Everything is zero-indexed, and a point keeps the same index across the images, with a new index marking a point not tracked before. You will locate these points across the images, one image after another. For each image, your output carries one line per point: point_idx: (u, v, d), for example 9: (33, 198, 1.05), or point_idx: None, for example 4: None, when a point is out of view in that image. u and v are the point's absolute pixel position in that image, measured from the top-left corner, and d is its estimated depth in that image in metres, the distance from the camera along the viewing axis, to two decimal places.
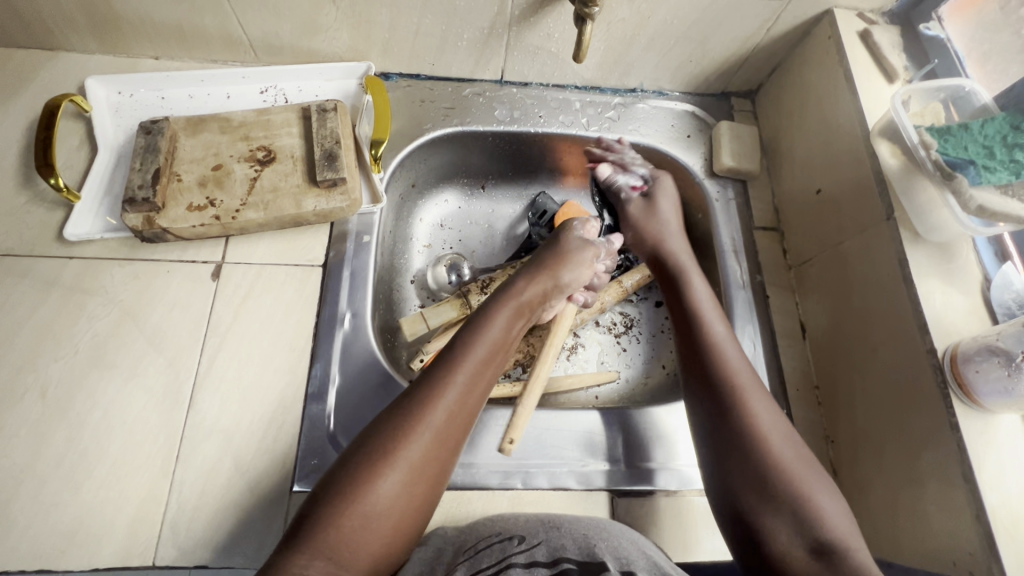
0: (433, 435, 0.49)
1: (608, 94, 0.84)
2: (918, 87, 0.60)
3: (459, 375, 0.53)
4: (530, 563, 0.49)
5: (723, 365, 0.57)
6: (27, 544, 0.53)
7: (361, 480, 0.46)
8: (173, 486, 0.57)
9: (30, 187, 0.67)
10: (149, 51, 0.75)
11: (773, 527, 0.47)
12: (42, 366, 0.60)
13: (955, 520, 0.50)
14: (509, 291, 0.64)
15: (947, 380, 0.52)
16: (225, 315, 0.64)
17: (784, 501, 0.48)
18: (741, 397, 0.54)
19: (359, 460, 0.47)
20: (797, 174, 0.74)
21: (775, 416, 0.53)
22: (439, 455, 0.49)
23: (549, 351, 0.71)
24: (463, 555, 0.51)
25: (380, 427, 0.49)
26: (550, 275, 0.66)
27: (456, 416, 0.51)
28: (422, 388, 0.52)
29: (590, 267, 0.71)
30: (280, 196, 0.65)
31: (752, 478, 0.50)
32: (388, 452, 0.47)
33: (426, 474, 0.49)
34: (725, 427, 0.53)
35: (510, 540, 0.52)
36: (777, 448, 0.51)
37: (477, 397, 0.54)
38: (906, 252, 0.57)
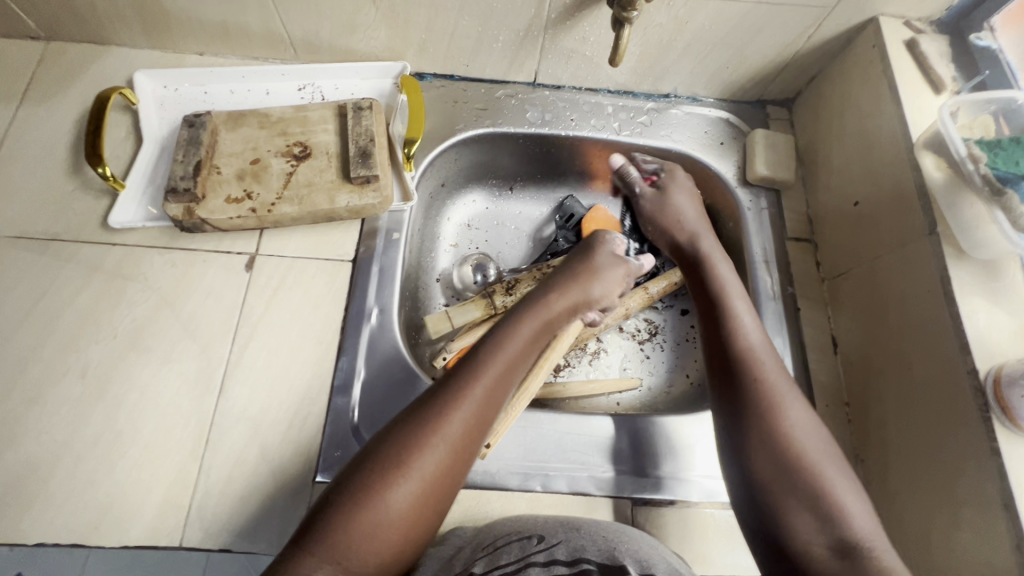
0: (449, 445, 0.50)
1: (641, 99, 0.83)
2: (967, 99, 0.58)
3: (479, 387, 0.54)
4: (550, 562, 0.49)
5: (752, 360, 0.59)
6: (63, 518, 0.55)
7: (373, 484, 0.47)
8: (202, 470, 0.58)
9: (78, 176, 0.70)
10: (193, 46, 0.78)
11: (799, 526, 0.50)
12: (83, 348, 0.62)
13: (993, 549, 0.48)
14: (538, 303, 0.64)
15: (989, 403, 0.50)
16: (257, 305, 0.66)
17: (807, 498, 0.50)
18: (771, 396, 0.56)
19: (372, 466, 0.48)
20: (834, 185, 0.73)
21: (805, 417, 0.55)
22: (452, 466, 0.50)
23: (543, 366, 0.68)
24: (482, 551, 0.52)
25: (393, 438, 0.50)
26: (577, 291, 0.67)
27: (471, 429, 0.52)
28: (441, 396, 0.53)
29: (621, 285, 0.71)
30: (314, 191, 0.66)
31: (778, 473, 0.52)
32: (401, 461, 0.48)
33: (437, 485, 0.49)
34: (754, 425, 0.55)
35: (529, 539, 0.53)
36: (805, 445, 0.53)
37: (496, 408, 0.55)
38: (948, 268, 0.55)
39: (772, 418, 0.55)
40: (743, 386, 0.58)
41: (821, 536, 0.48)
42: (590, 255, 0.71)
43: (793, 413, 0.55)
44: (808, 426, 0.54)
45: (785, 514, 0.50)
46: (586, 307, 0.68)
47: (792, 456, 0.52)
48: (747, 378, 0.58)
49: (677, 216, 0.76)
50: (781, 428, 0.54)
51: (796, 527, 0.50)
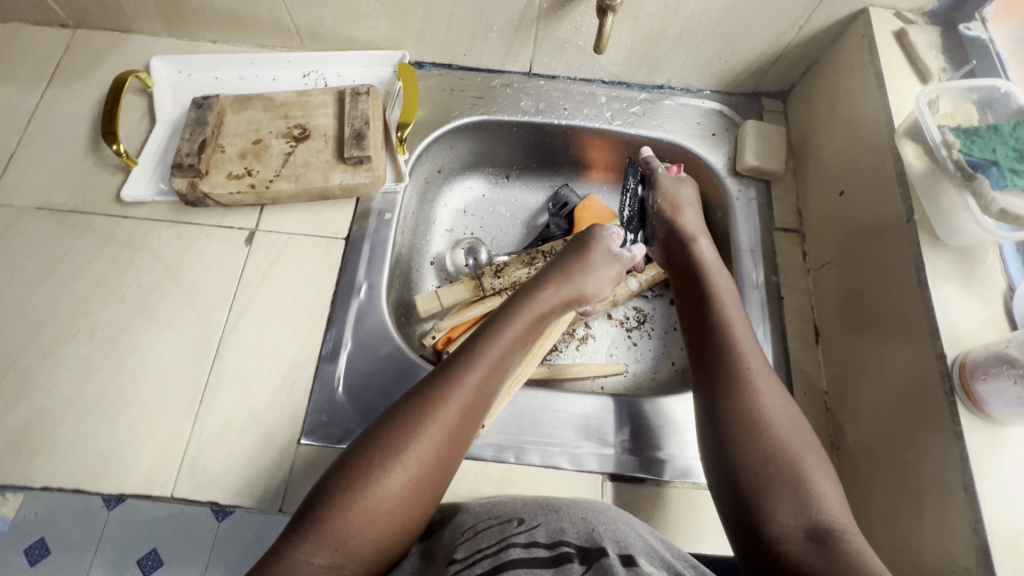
0: (444, 434, 0.52)
1: (635, 90, 0.84)
2: (948, 86, 0.58)
3: (471, 378, 0.56)
4: (530, 543, 0.51)
5: (737, 351, 0.59)
6: (68, 466, 0.60)
7: (370, 471, 0.49)
8: (194, 428, 0.62)
9: (96, 153, 0.75)
10: (207, 35, 0.82)
11: (776, 510, 0.50)
12: (93, 311, 0.67)
13: (952, 532, 0.48)
14: (529, 296, 0.66)
15: (954, 386, 0.50)
16: (254, 277, 0.70)
17: (788, 483, 0.50)
18: (750, 385, 0.57)
19: (368, 454, 0.50)
20: (822, 175, 0.73)
21: (784, 408, 0.55)
22: (447, 455, 0.53)
23: (531, 358, 0.71)
24: (463, 535, 0.54)
25: (387, 428, 0.52)
26: (575, 283, 0.68)
27: (463, 418, 0.54)
28: (435, 385, 0.55)
29: (615, 277, 0.72)
30: (310, 170, 0.69)
31: (759, 458, 0.52)
32: (398, 448, 0.50)
33: (433, 472, 0.51)
34: (734, 412, 0.55)
35: (509, 521, 0.54)
36: (783, 433, 0.53)
37: (489, 399, 0.57)
38: (922, 255, 0.55)
39: (750, 404, 0.55)
40: (725, 373, 0.58)
41: (797, 520, 0.49)
42: (591, 244, 0.72)
43: (770, 402, 0.56)
44: (787, 417, 0.55)
45: (763, 499, 0.50)
46: (584, 298, 0.70)
47: (769, 443, 0.53)
48: (730, 368, 0.58)
49: (676, 211, 0.75)
50: (761, 414, 0.55)
51: (773, 513, 0.49)
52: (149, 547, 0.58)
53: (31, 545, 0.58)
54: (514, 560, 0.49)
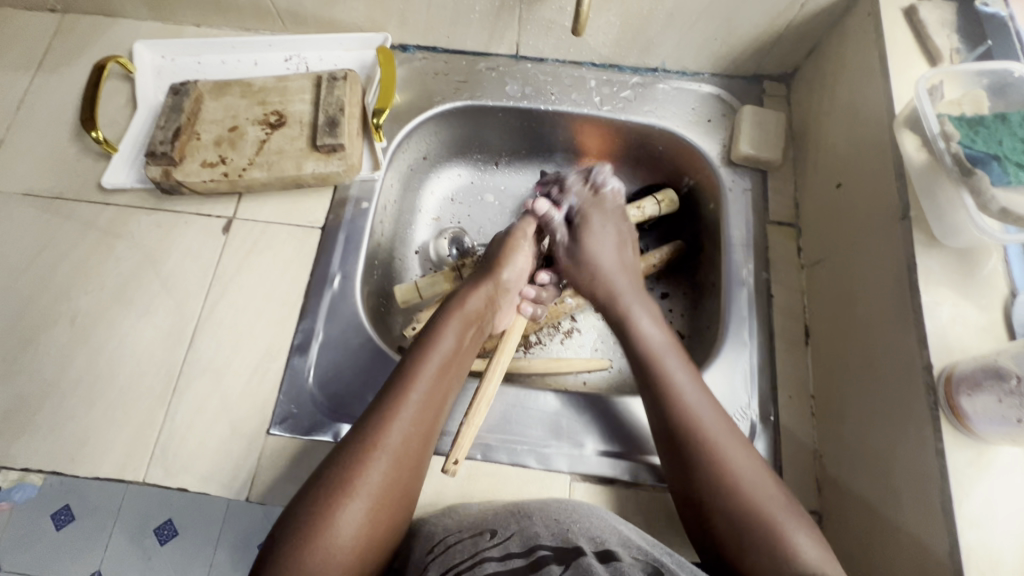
0: (390, 459, 0.53)
1: (626, 73, 0.80)
2: (953, 71, 0.53)
3: (411, 394, 0.56)
4: (505, 556, 0.50)
5: (683, 412, 0.55)
6: (47, 449, 0.61)
7: (320, 511, 0.49)
8: (167, 415, 0.63)
9: (81, 139, 0.75)
10: (191, 18, 0.81)
11: (760, 573, 0.48)
12: (74, 297, 0.68)
13: (927, 554, 0.45)
14: (456, 301, 0.66)
15: (939, 402, 0.46)
16: (230, 266, 0.70)
17: (761, 546, 0.49)
18: (698, 431, 0.54)
19: (318, 492, 0.50)
20: (821, 166, 0.68)
21: (735, 448, 0.54)
22: (398, 478, 0.53)
23: (496, 366, 0.66)
24: (434, 551, 0.52)
25: (337, 460, 0.52)
26: (494, 284, 0.67)
27: (410, 435, 0.55)
28: (372, 413, 0.55)
29: (530, 259, 0.72)
30: (284, 158, 0.68)
31: (733, 522, 0.50)
32: (345, 482, 0.51)
33: (387, 497, 0.52)
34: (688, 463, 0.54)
35: (482, 534, 0.53)
36: (740, 475, 0.52)
37: (432, 413, 0.57)
38: (916, 256, 0.51)
39: (703, 451, 0.53)
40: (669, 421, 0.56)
41: (772, 564, 0.48)
42: (499, 242, 0.72)
43: (724, 444, 0.54)
44: (747, 469, 0.52)
45: (737, 544, 0.49)
46: (503, 294, 0.68)
47: (727, 491, 0.51)
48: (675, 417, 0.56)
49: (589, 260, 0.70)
50: (722, 476, 0.52)
51: (748, 559, 0.49)
52: (167, 516, 0.60)
53: (56, 511, 0.60)
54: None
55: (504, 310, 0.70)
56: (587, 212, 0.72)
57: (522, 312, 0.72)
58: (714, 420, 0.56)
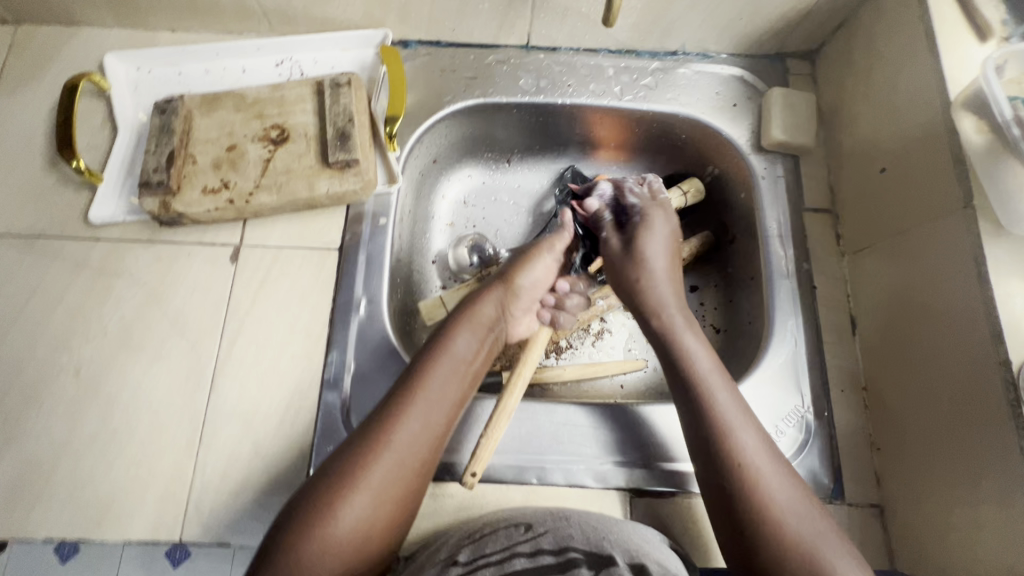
0: (396, 460, 0.49)
1: (645, 59, 0.76)
2: (1017, 48, 0.51)
3: (422, 394, 0.52)
4: (536, 552, 0.48)
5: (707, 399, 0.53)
6: (68, 515, 0.57)
7: (320, 505, 0.46)
8: (197, 466, 0.58)
9: (57, 169, 0.68)
10: (164, 23, 0.73)
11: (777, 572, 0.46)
12: (75, 346, 0.62)
13: (1014, 551, 0.45)
14: (468, 304, 0.61)
15: (1021, 395, 0.46)
16: (244, 299, 0.64)
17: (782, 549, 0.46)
18: (731, 435, 0.51)
19: (319, 487, 0.47)
20: (858, 149, 0.66)
21: (774, 467, 0.50)
22: (401, 478, 0.49)
23: (517, 380, 0.62)
24: (467, 539, 0.51)
25: (339, 456, 0.49)
26: (506, 288, 0.62)
27: (418, 439, 0.50)
28: (380, 412, 0.51)
29: (553, 268, 0.67)
30: (293, 178, 0.63)
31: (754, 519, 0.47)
32: (348, 479, 0.47)
33: (390, 497, 0.48)
34: (722, 475, 0.50)
35: (516, 527, 0.51)
36: (777, 492, 0.48)
37: (443, 415, 0.53)
38: (983, 247, 0.50)
39: (738, 462, 0.49)
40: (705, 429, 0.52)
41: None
42: (524, 249, 0.67)
43: (756, 452, 0.50)
44: (770, 466, 0.50)
45: (766, 558, 0.46)
46: (517, 297, 0.63)
47: (764, 504, 0.47)
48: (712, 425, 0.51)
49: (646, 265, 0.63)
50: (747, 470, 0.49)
51: (777, 572, 0.45)
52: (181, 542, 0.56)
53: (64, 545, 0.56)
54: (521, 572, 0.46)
55: (518, 319, 0.64)
56: (639, 229, 0.65)
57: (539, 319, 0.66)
58: (751, 428, 0.52)
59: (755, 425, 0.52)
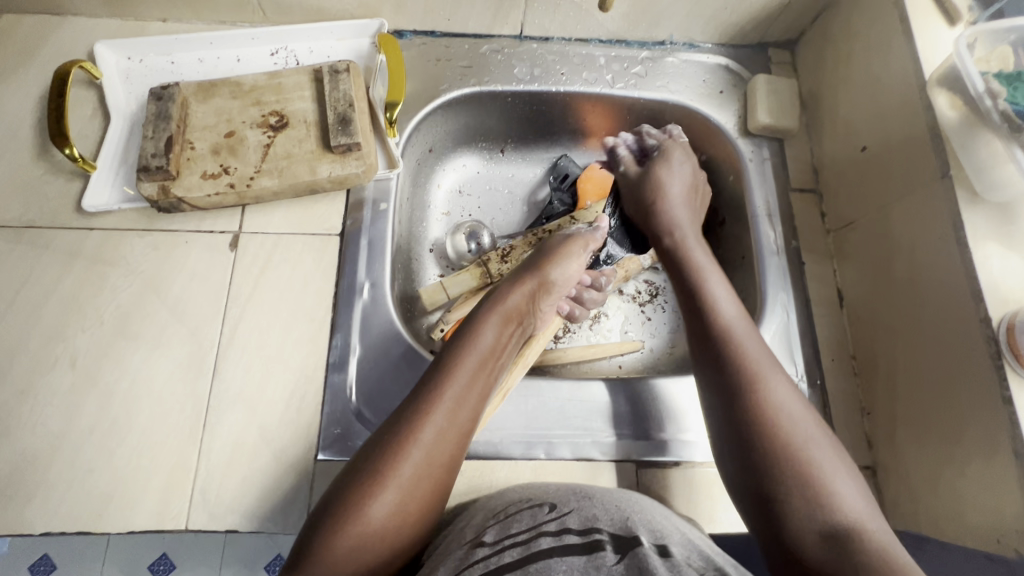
0: (425, 454, 0.49)
1: (635, 48, 0.78)
2: (984, 28, 0.55)
3: (448, 390, 0.52)
4: (562, 531, 0.47)
5: (727, 329, 0.55)
6: (67, 507, 0.55)
7: (352, 498, 0.46)
8: (202, 453, 0.58)
9: (47, 158, 0.67)
10: (156, 12, 0.73)
11: (789, 507, 0.45)
12: (70, 336, 0.61)
13: (1000, 499, 0.48)
14: (496, 297, 0.62)
15: (1002, 351, 0.48)
16: (245, 285, 0.64)
17: (795, 478, 0.46)
18: (756, 374, 0.52)
19: (352, 479, 0.47)
20: (840, 130, 0.69)
21: (796, 408, 0.50)
22: (431, 471, 0.49)
23: (520, 362, 0.64)
24: (494, 519, 0.51)
25: (372, 450, 0.49)
26: (539, 282, 0.64)
27: (445, 435, 0.50)
28: (409, 407, 0.51)
29: (581, 261, 0.68)
30: (294, 163, 0.63)
31: (768, 447, 0.48)
32: (379, 472, 0.47)
33: (421, 491, 0.48)
34: (739, 408, 0.50)
35: (540, 507, 0.51)
36: (794, 433, 0.48)
37: (471, 408, 0.53)
38: (961, 214, 0.53)
39: (759, 398, 0.50)
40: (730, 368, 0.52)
41: (816, 525, 0.43)
42: (553, 243, 0.69)
43: (779, 394, 0.50)
44: (791, 401, 0.50)
45: (776, 496, 0.46)
46: (548, 293, 0.65)
47: (774, 438, 0.48)
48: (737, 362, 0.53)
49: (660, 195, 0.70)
50: (763, 397, 0.50)
51: (786, 514, 0.45)
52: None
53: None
54: (545, 549, 0.44)
55: (544, 311, 0.67)
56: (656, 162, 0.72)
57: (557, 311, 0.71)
58: (777, 372, 0.52)
59: (783, 372, 0.53)
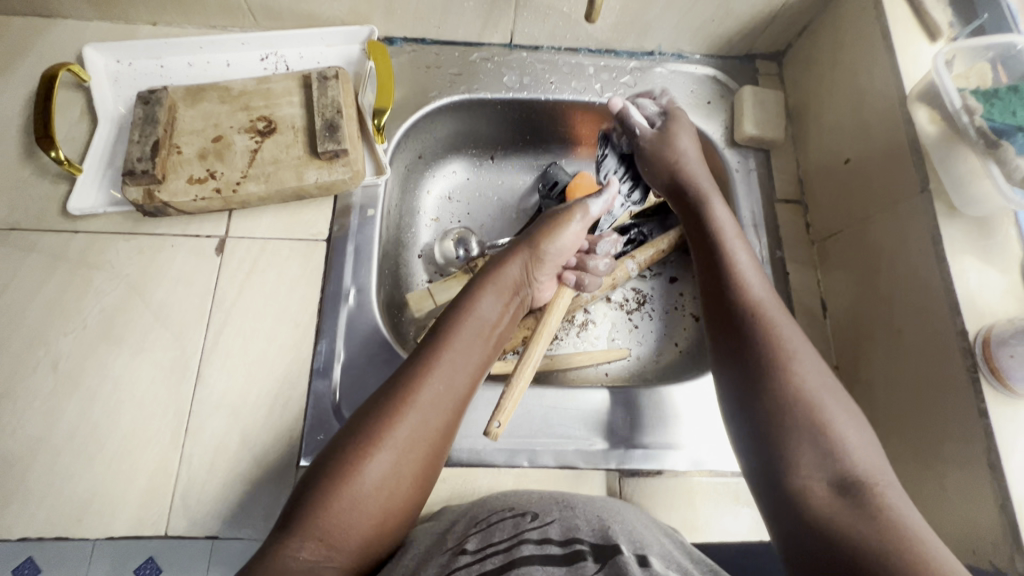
0: (422, 415, 0.49)
1: (623, 58, 0.79)
2: (963, 46, 0.56)
3: (444, 355, 0.53)
4: (543, 540, 0.47)
5: (744, 291, 0.55)
6: (46, 512, 0.55)
7: (349, 459, 0.46)
8: (183, 458, 0.57)
9: (33, 161, 0.66)
10: (146, 16, 0.73)
11: (799, 461, 0.45)
12: (53, 339, 0.60)
13: (976, 511, 0.48)
14: (490, 270, 0.62)
15: (978, 363, 0.49)
16: (230, 290, 0.64)
17: (809, 435, 0.45)
18: (772, 328, 0.52)
19: (347, 442, 0.47)
20: (825, 142, 0.70)
21: (806, 348, 0.50)
22: (427, 434, 0.49)
23: (543, 333, 0.63)
24: (475, 528, 0.50)
25: (368, 412, 0.49)
26: (530, 252, 0.63)
27: (441, 397, 0.51)
28: (408, 369, 0.52)
29: (578, 233, 0.66)
30: (281, 169, 0.64)
31: (779, 410, 0.47)
32: (375, 433, 0.47)
33: (416, 455, 0.48)
34: (751, 357, 0.50)
35: (523, 516, 0.50)
36: (810, 385, 0.48)
37: (464, 376, 0.54)
38: (939, 227, 0.54)
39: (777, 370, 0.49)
40: (739, 324, 0.53)
41: (821, 467, 0.44)
42: (545, 216, 0.68)
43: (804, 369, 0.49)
44: (812, 367, 0.49)
45: (785, 451, 0.46)
46: (539, 263, 0.64)
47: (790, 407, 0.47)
48: (750, 321, 0.52)
49: (676, 158, 0.67)
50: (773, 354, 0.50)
51: (796, 462, 0.45)
52: (147, 555, 0.54)
53: (20, 564, 0.53)
54: (527, 556, 0.44)
55: (542, 282, 0.67)
56: (671, 125, 0.69)
57: (563, 282, 0.68)
58: (804, 350, 0.50)
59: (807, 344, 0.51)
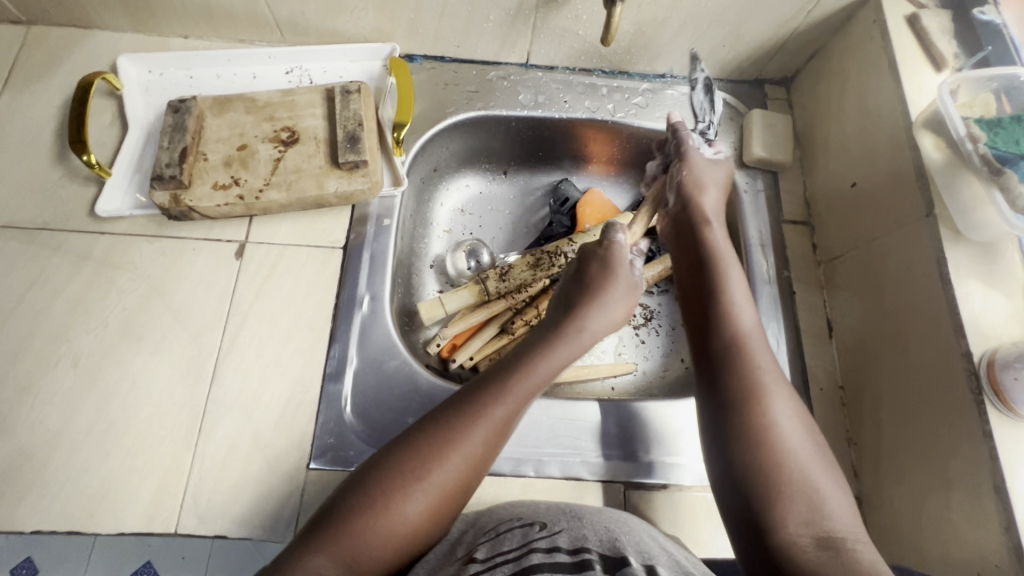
0: (469, 457, 0.50)
1: (635, 80, 0.81)
2: (967, 76, 0.58)
3: (498, 401, 0.53)
4: (552, 548, 0.47)
5: (735, 334, 0.55)
6: (59, 507, 0.56)
7: (391, 488, 0.47)
8: (195, 457, 0.58)
9: (64, 163, 0.69)
10: (178, 29, 0.76)
11: (787, 518, 0.46)
12: (74, 337, 0.62)
13: (982, 533, 0.48)
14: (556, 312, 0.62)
15: (982, 387, 0.50)
16: (248, 293, 0.66)
17: (796, 495, 0.46)
18: (758, 388, 0.52)
19: (390, 468, 0.48)
20: (833, 166, 0.71)
21: (786, 404, 0.51)
22: (469, 475, 0.50)
23: None
24: (485, 537, 0.50)
25: (416, 441, 0.50)
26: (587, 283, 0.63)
27: (491, 441, 0.51)
28: (462, 406, 0.52)
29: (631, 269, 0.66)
30: (302, 177, 0.66)
31: (767, 478, 0.48)
32: (420, 470, 0.48)
33: (453, 494, 0.49)
34: (735, 416, 0.51)
35: (531, 526, 0.51)
36: (790, 449, 0.49)
37: (522, 417, 0.55)
38: (945, 251, 0.55)
39: (758, 402, 0.51)
40: (727, 377, 0.53)
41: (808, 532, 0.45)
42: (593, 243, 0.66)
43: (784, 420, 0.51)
44: (793, 431, 0.50)
45: (770, 523, 0.46)
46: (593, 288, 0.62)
47: (775, 471, 0.48)
48: (742, 379, 0.52)
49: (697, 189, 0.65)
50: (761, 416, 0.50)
51: (783, 524, 0.46)
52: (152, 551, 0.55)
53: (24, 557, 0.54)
54: (537, 564, 0.44)
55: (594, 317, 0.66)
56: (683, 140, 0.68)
57: None
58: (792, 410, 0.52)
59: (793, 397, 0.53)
